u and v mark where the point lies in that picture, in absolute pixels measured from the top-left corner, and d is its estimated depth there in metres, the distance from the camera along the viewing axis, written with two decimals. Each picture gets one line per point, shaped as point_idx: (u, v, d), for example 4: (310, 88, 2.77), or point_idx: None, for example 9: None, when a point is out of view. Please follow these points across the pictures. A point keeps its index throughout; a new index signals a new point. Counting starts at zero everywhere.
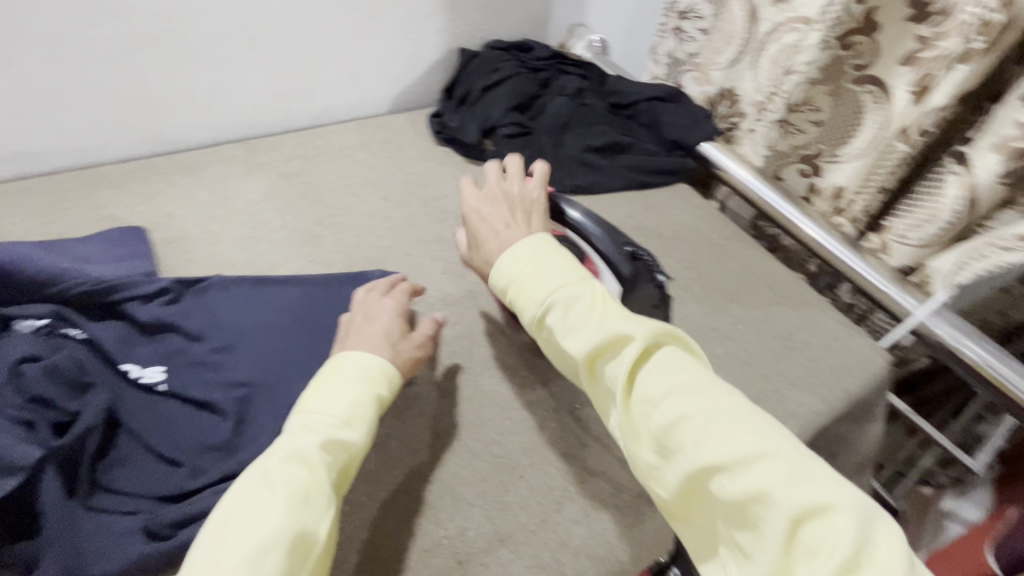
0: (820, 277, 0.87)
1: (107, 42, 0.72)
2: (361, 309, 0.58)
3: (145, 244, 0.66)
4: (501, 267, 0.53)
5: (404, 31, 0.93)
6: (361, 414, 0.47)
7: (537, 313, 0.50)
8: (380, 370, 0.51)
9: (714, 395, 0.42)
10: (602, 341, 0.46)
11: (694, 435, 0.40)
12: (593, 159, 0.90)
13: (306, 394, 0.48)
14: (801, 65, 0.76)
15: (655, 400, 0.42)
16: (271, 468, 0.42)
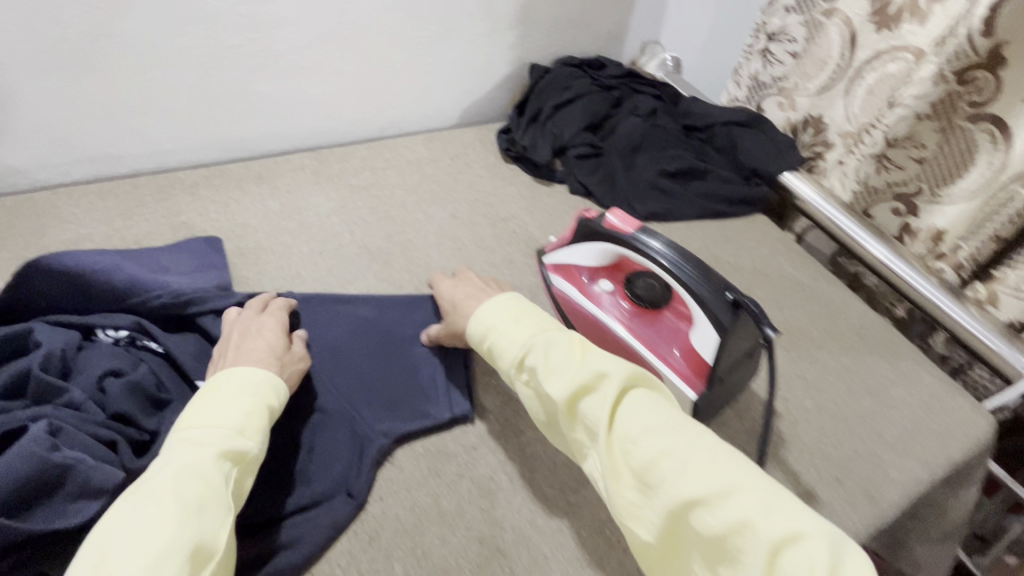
0: (910, 322, 0.81)
1: (194, 49, 0.73)
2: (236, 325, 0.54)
3: (221, 256, 0.66)
4: (482, 315, 0.52)
5: (479, 45, 0.92)
6: (254, 422, 0.44)
7: (518, 356, 0.48)
8: (267, 380, 0.47)
9: (687, 431, 0.41)
10: (583, 382, 0.44)
11: (674, 470, 0.39)
12: (667, 185, 0.86)
13: (187, 410, 0.44)
14: (908, 99, 0.72)
15: (636, 437, 0.41)
16: (159, 481, 0.38)
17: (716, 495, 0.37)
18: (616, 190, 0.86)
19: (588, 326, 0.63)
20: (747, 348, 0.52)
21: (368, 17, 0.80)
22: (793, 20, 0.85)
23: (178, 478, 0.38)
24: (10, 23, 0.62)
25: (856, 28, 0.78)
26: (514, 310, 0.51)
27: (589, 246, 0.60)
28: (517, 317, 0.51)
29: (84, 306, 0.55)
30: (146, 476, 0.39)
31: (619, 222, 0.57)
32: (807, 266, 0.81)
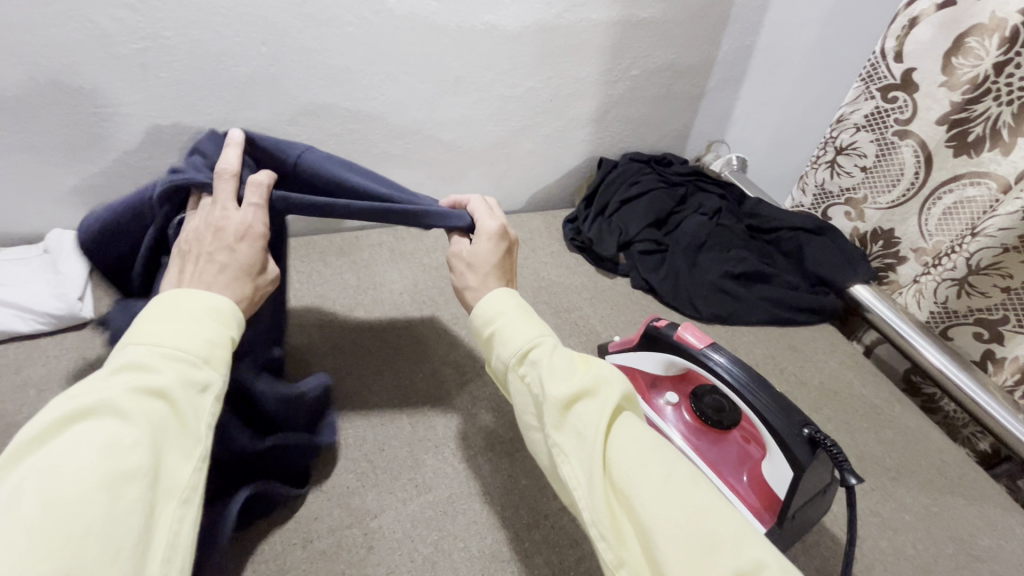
0: (994, 457, 0.76)
1: (303, 135, 0.81)
2: (208, 225, 0.47)
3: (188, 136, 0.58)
4: (506, 336, 0.47)
5: (553, 140, 0.97)
6: (221, 355, 0.40)
7: (523, 348, 0.46)
8: (233, 312, 0.42)
9: (672, 453, 0.40)
10: (584, 387, 0.43)
11: (645, 481, 0.38)
12: (731, 288, 0.86)
13: (145, 322, 0.38)
14: (992, 231, 0.70)
15: (624, 446, 0.40)
16: (114, 395, 0.34)
17: (690, 514, 0.36)
18: (679, 288, 0.87)
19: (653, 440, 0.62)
20: (822, 483, 0.51)
21: (456, 114, 0.87)
22: (864, 137, 0.86)
23: (138, 396, 0.34)
24: (156, 109, 0.72)
25: (930, 152, 0.79)
26: (520, 306, 0.50)
27: (654, 356, 0.61)
28: (525, 313, 0.49)
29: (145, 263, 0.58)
30: (93, 382, 0.34)
31: (692, 338, 0.57)
32: (880, 385, 0.78)
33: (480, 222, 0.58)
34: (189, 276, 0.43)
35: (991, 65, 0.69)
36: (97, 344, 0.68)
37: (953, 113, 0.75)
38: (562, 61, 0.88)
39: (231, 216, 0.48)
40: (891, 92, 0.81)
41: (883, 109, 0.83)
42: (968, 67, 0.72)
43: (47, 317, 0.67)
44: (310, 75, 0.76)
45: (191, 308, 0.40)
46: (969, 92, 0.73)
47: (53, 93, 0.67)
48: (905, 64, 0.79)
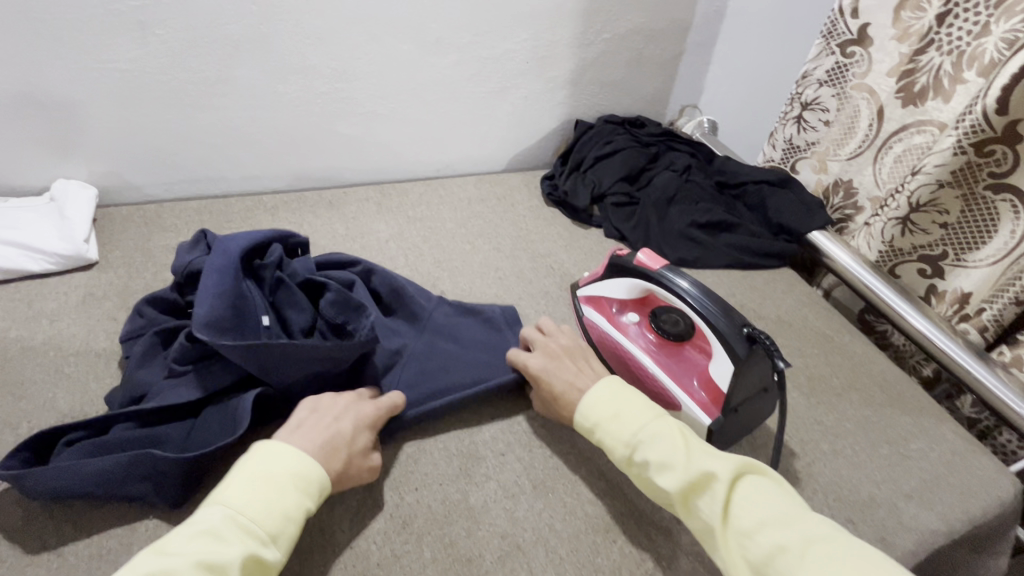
0: (937, 383, 0.82)
1: (291, 94, 0.86)
2: (342, 400, 0.55)
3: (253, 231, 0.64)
4: (606, 443, 0.52)
5: (530, 102, 1.03)
6: (287, 531, 0.44)
7: (628, 451, 0.51)
8: (319, 479, 0.47)
9: (802, 525, 0.42)
10: (693, 478, 0.46)
11: (790, 568, 0.40)
12: (698, 236, 0.91)
13: (232, 483, 0.44)
14: (929, 167, 0.74)
15: (751, 530, 0.43)
16: (183, 569, 0.38)
17: None
18: (649, 237, 0.92)
19: (621, 361, 0.67)
20: (762, 382, 0.57)
21: (437, 75, 0.92)
22: (826, 92, 0.89)
23: (202, 573, 0.38)
24: (151, 67, 0.76)
25: (883, 103, 0.83)
26: (615, 402, 0.54)
27: (619, 281, 0.67)
28: (625, 406, 0.53)
29: (228, 328, 0.55)
30: (172, 545, 0.39)
31: (647, 259, 0.63)
32: (832, 319, 0.84)
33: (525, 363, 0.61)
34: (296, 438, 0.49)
35: (934, 17, 0.74)
36: (103, 281, 0.73)
37: (903, 63, 0.79)
38: (537, 24, 0.92)
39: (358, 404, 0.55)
40: (849, 47, 0.85)
41: (842, 64, 0.86)
42: (914, 19, 0.77)
43: (56, 257, 0.72)
44: (298, 33, 0.80)
45: (276, 472, 0.45)
46: (916, 43, 0.77)
47: (54, 49, 0.71)
48: (861, 19, 0.82)
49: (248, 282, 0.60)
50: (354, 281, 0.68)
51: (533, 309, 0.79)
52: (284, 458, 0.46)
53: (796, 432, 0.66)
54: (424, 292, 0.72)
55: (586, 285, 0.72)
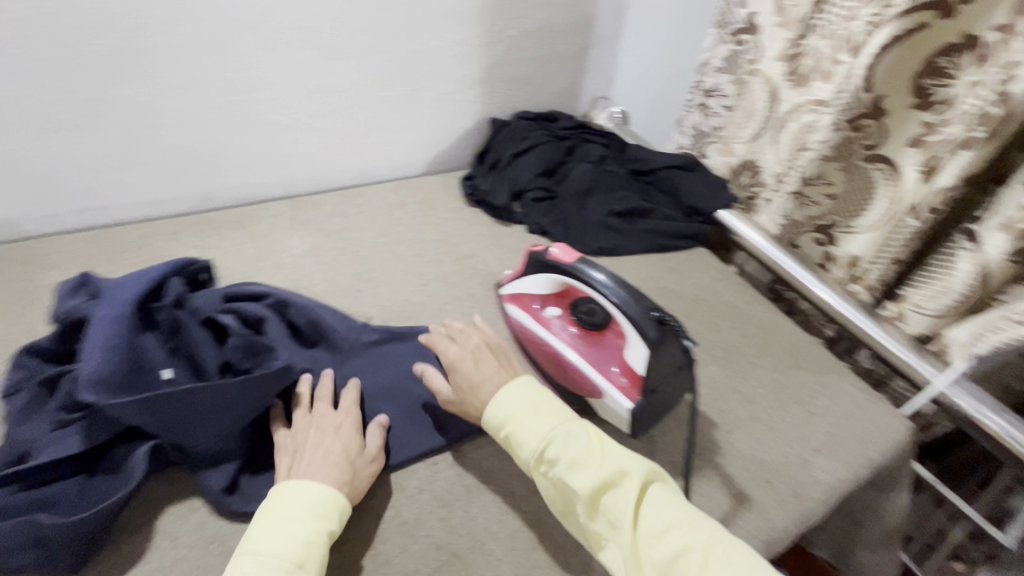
0: (839, 341, 0.89)
1: (180, 110, 0.81)
2: (312, 426, 0.56)
3: (153, 272, 0.61)
4: (515, 441, 0.52)
5: (443, 102, 1.01)
6: (313, 556, 0.45)
7: (536, 449, 0.51)
8: (335, 503, 0.49)
9: (704, 525, 0.47)
10: (606, 477, 0.49)
11: (692, 567, 0.44)
12: (616, 224, 0.94)
13: (250, 530, 0.46)
14: (814, 143, 0.79)
15: (658, 533, 0.47)
16: None
17: None
18: (569, 229, 0.94)
19: (546, 356, 0.68)
20: (674, 363, 0.59)
21: (341, 81, 0.89)
22: (724, 79, 0.94)
23: None
24: (14, 90, 0.69)
25: (776, 85, 0.85)
26: (530, 396, 0.54)
27: (538, 276, 0.68)
28: (536, 404, 0.53)
29: (124, 383, 0.51)
30: None
31: (560, 253, 0.64)
32: (743, 292, 0.89)
33: (442, 352, 0.60)
34: (301, 469, 0.51)
35: (811, 4, 0.78)
36: None
37: (788, 48, 0.83)
38: (441, 24, 0.91)
39: (331, 417, 0.57)
40: (740, 36, 0.89)
41: (736, 52, 0.91)
42: (794, 6, 0.81)
43: None
44: (184, 44, 0.75)
45: (290, 508, 0.47)
46: (798, 28, 0.81)
47: None
48: (750, 8, 0.86)
49: (147, 336, 0.56)
50: (265, 319, 0.64)
51: (460, 312, 0.78)
52: (296, 493, 0.48)
53: (715, 403, 0.70)
54: (347, 319, 0.70)
55: (511, 284, 0.73)
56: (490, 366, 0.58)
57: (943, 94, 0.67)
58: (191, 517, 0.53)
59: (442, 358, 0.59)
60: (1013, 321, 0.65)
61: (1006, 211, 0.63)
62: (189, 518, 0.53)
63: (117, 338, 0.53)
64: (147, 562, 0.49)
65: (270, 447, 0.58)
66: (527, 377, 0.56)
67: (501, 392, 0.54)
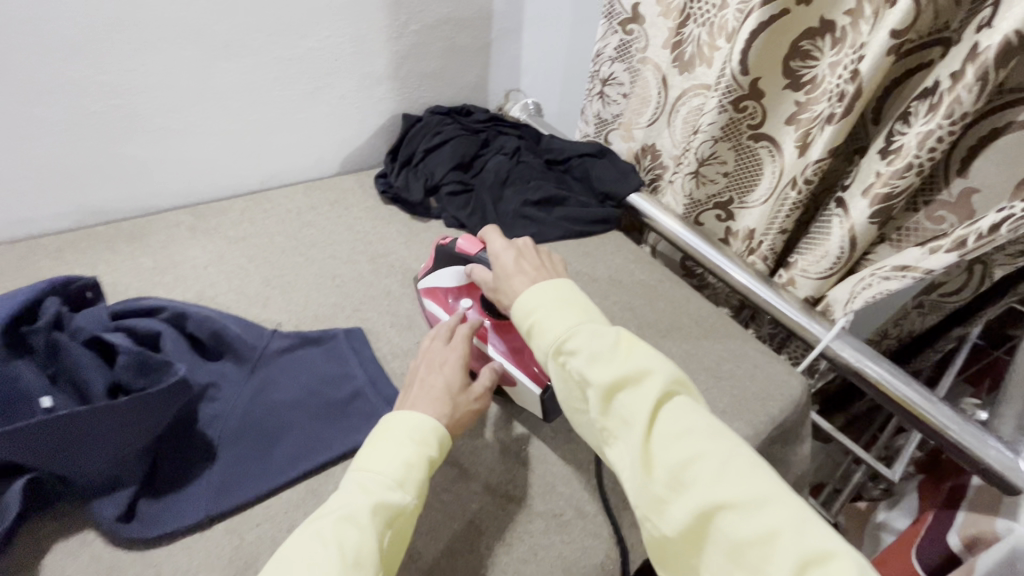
0: (743, 310, 0.96)
1: (52, 118, 0.74)
2: (424, 359, 0.61)
3: (23, 293, 0.56)
4: (542, 331, 0.52)
5: (351, 99, 0.99)
6: (412, 476, 0.49)
7: (557, 339, 0.50)
8: (433, 431, 0.53)
9: (724, 439, 0.43)
10: (626, 374, 0.46)
11: (704, 474, 0.41)
12: (532, 213, 0.96)
13: (362, 451, 0.51)
14: (704, 126, 0.83)
15: (672, 436, 0.44)
16: (327, 523, 0.44)
17: (748, 502, 0.39)
18: (487, 221, 0.95)
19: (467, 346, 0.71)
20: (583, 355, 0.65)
21: (234, 80, 0.85)
22: (618, 67, 0.97)
23: (341, 524, 0.44)
24: None
25: (665, 72, 0.91)
26: (564, 295, 0.53)
27: (449, 269, 0.71)
28: (565, 304, 0.52)
29: None
30: (327, 508, 0.46)
31: (468, 245, 0.69)
32: (655, 270, 0.93)
33: (489, 244, 0.63)
34: (409, 401, 0.56)
35: None
36: None
37: (671, 36, 0.87)
38: (337, 19, 0.88)
39: (443, 351, 0.62)
40: (628, 25, 0.92)
41: (626, 41, 0.94)
42: None
43: None
44: (43, 47, 0.69)
45: (396, 432, 0.51)
46: (677, 18, 0.86)
47: None
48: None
49: (20, 362, 0.52)
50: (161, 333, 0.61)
51: (377, 311, 0.77)
52: (402, 422, 0.52)
53: None
54: (254, 328, 0.67)
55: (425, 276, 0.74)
56: (531, 266, 0.59)
57: (810, 75, 0.75)
58: (85, 551, 0.50)
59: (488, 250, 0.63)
60: (881, 276, 0.72)
61: (867, 178, 0.69)
62: (83, 552, 0.50)
63: None
64: None
65: (175, 467, 0.55)
66: (567, 279, 0.56)
67: (535, 287, 0.55)
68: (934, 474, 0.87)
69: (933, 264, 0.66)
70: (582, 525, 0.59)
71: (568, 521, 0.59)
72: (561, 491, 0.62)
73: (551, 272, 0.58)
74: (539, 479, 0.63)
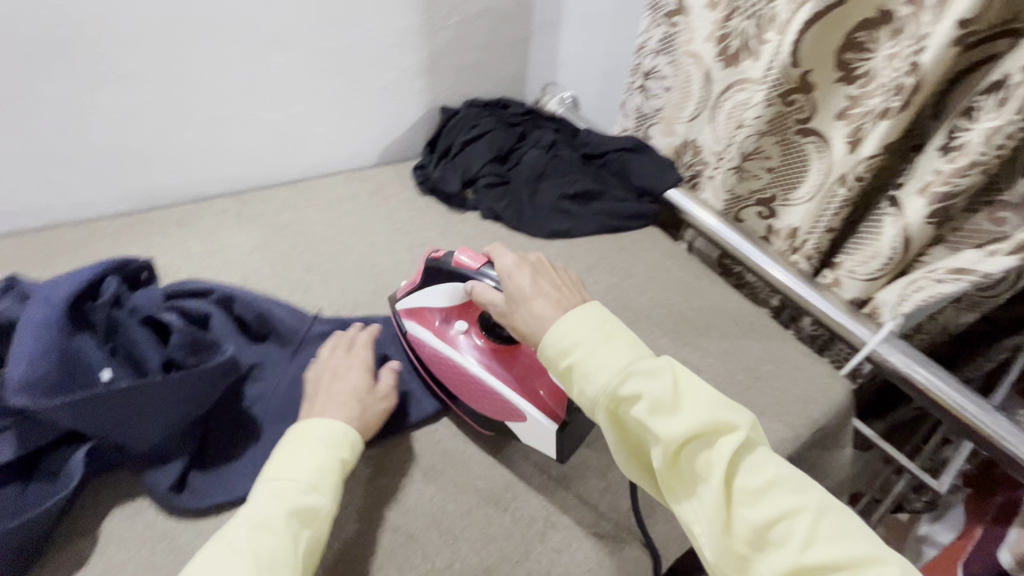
0: (783, 310, 0.93)
1: (112, 105, 0.78)
2: (325, 370, 0.61)
3: (88, 270, 0.59)
4: (587, 374, 0.46)
5: (392, 91, 1.00)
6: (327, 479, 0.49)
7: (611, 386, 0.45)
8: (344, 436, 0.53)
9: (805, 488, 0.42)
10: (699, 428, 0.43)
11: (795, 534, 0.40)
12: (567, 207, 0.96)
13: (273, 461, 0.50)
14: (749, 121, 0.82)
15: (754, 491, 0.42)
16: (238, 532, 0.43)
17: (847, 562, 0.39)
18: (523, 214, 0.95)
19: (455, 378, 0.62)
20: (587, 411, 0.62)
21: (281, 71, 0.87)
22: (661, 60, 0.96)
23: (254, 531, 0.43)
24: None
25: (709, 66, 0.88)
26: (607, 330, 0.48)
27: (442, 287, 0.61)
28: (611, 342, 0.47)
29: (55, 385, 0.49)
30: (237, 519, 0.45)
31: (467, 259, 0.59)
32: (692, 267, 0.92)
33: (496, 260, 0.56)
34: (315, 408, 0.56)
35: None
36: None
37: (717, 30, 0.85)
38: (380, 12, 0.90)
39: (344, 360, 0.62)
40: (674, 17, 0.91)
41: (671, 33, 0.93)
42: None
43: None
44: (107, 37, 0.72)
45: (307, 439, 0.51)
46: (724, 10, 0.84)
47: None
48: None
49: (82, 335, 0.55)
50: (210, 314, 0.63)
51: None
52: (304, 428, 0.53)
53: None
54: (297, 312, 0.69)
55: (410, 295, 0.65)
56: (551, 291, 0.53)
57: (865, 68, 0.71)
58: (139, 518, 0.53)
59: (500, 270, 0.55)
60: (932, 279, 0.70)
61: (924, 176, 0.66)
62: (137, 518, 0.52)
63: (46, 339, 0.51)
64: (93, 567, 0.49)
65: (223, 443, 0.58)
66: (593, 303, 0.51)
67: (565, 318, 0.49)
68: (984, 489, 0.83)
69: (992, 268, 0.64)
70: (616, 519, 0.58)
71: (602, 514, 0.59)
72: (596, 483, 0.62)
73: (574, 299, 0.53)
74: (573, 469, 0.62)
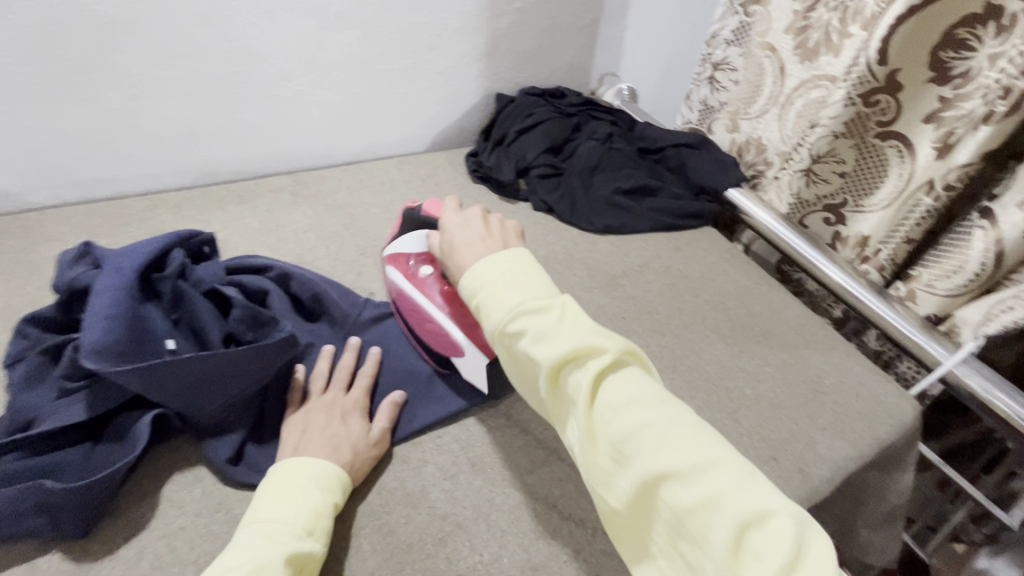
0: (847, 322, 0.88)
1: (181, 80, 0.79)
2: (319, 408, 0.58)
3: (158, 243, 0.60)
4: (489, 308, 0.50)
5: (449, 76, 0.99)
6: (320, 524, 0.48)
7: (503, 319, 0.48)
8: (337, 477, 0.52)
9: (669, 406, 0.43)
10: (574, 350, 0.45)
11: (650, 442, 0.41)
12: (622, 202, 0.93)
13: (258, 503, 0.49)
14: (825, 119, 0.77)
15: (616, 408, 0.43)
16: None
17: (690, 468, 0.39)
18: (575, 208, 0.93)
19: (416, 321, 0.67)
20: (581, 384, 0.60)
21: (343, 52, 0.87)
22: (733, 52, 0.91)
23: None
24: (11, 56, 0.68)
25: (784, 60, 0.84)
26: (512, 268, 0.51)
27: (411, 235, 0.68)
28: (512, 278, 0.50)
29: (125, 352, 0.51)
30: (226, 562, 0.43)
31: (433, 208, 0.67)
32: (750, 271, 0.88)
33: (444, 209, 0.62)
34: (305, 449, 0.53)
35: None
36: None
37: (797, 21, 0.81)
38: None
39: (341, 400, 0.59)
40: (750, 6, 0.86)
41: (745, 23, 0.88)
42: None
43: None
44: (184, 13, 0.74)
45: (300, 480, 0.50)
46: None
47: None
48: None
49: (150, 305, 0.56)
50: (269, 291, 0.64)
51: None
52: (301, 469, 0.51)
53: (720, 382, 0.71)
54: (350, 295, 0.69)
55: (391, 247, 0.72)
56: (478, 234, 0.57)
57: (963, 67, 0.66)
58: (197, 486, 0.54)
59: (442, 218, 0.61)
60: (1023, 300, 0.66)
61: None
62: (195, 487, 0.53)
63: (118, 307, 0.52)
64: (153, 531, 0.50)
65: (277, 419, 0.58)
66: (519, 249, 0.54)
67: (483, 260, 0.53)
68: None
69: None
70: None
71: None
72: None
73: (501, 242, 0.56)
74: None
